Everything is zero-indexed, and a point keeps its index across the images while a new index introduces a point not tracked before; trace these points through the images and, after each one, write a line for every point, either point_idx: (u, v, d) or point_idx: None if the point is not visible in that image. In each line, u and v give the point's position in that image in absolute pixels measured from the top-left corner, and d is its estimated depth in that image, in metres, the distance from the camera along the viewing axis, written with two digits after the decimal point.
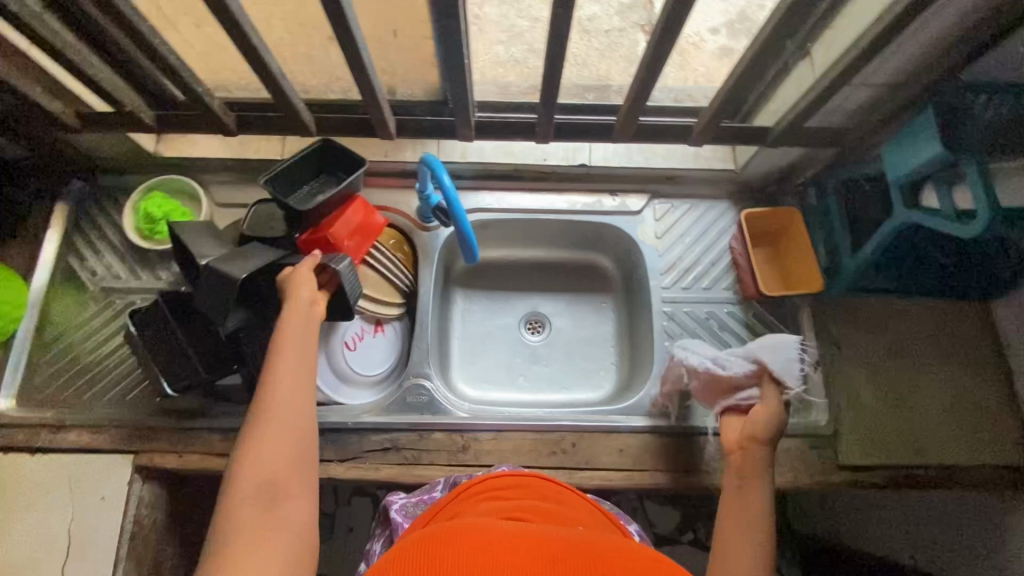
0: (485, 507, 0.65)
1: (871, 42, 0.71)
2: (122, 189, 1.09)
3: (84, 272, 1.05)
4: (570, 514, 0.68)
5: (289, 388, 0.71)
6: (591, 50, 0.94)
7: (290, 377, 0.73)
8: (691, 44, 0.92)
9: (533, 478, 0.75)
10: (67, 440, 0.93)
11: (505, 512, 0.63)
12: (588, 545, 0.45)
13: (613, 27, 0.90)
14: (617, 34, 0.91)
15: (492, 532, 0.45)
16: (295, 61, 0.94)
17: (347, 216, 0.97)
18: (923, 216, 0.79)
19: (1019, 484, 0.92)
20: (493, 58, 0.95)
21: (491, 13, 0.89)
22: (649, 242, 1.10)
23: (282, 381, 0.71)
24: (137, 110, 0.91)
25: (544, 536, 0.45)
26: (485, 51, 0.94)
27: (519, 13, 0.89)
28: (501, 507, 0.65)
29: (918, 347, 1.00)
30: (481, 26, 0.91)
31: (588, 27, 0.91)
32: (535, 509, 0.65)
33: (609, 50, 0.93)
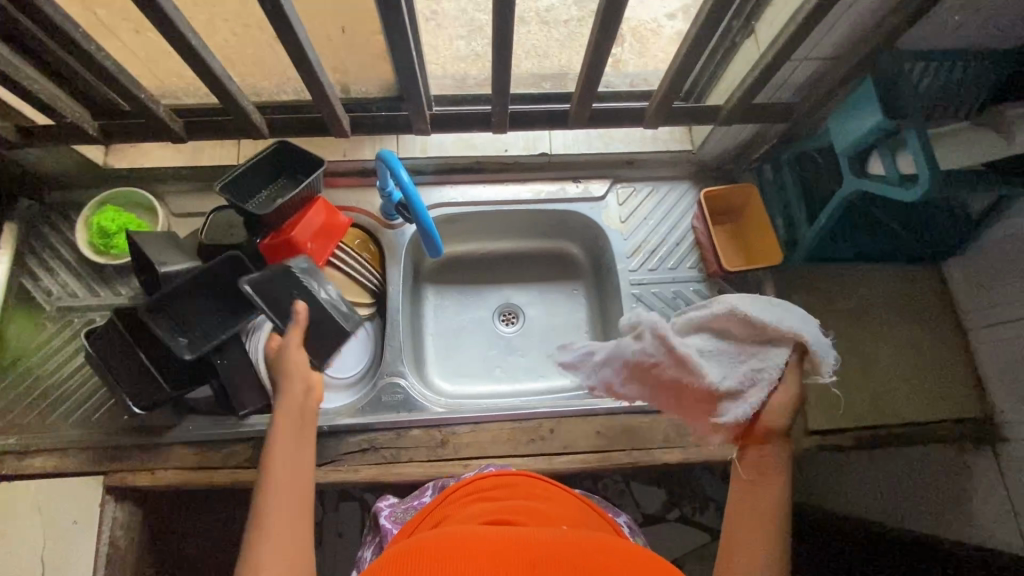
0: (474, 510, 0.66)
1: (806, 16, 0.73)
2: (73, 204, 1.06)
3: (38, 293, 1.02)
4: (560, 509, 0.69)
5: (289, 478, 0.69)
6: (550, 40, 0.95)
7: (288, 468, 0.70)
8: (649, 31, 0.94)
9: (520, 475, 0.75)
10: (33, 465, 0.92)
11: (493, 515, 0.63)
12: (573, 545, 0.46)
13: (572, 17, 0.91)
14: (576, 24, 0.92)
15: (482, 541, 0.46)
16: (243, 63, 0.92)
17: (309, 217, 0.97)
18: (870, 183, 0.82)
19: (979, 436, 0.96)
20: (454, 54, 0.96)
21: (449, 8, 0.90)
22: (613, 226, 1.11)
23: (284, 481, 0.68)
24: (79, 120, 0.88)
25: (531, 539, 0.47)
26: (446, 46, 0.95)
27: (478, 7, 0.90)
28: (487, 510, 0.65)
29: (877, 312, 1.04)
30: (439, 21, 0.91)
31: (546, 18, 0.92)
32: (523, 509, 0.66)
33: (570, 41, 0.94)
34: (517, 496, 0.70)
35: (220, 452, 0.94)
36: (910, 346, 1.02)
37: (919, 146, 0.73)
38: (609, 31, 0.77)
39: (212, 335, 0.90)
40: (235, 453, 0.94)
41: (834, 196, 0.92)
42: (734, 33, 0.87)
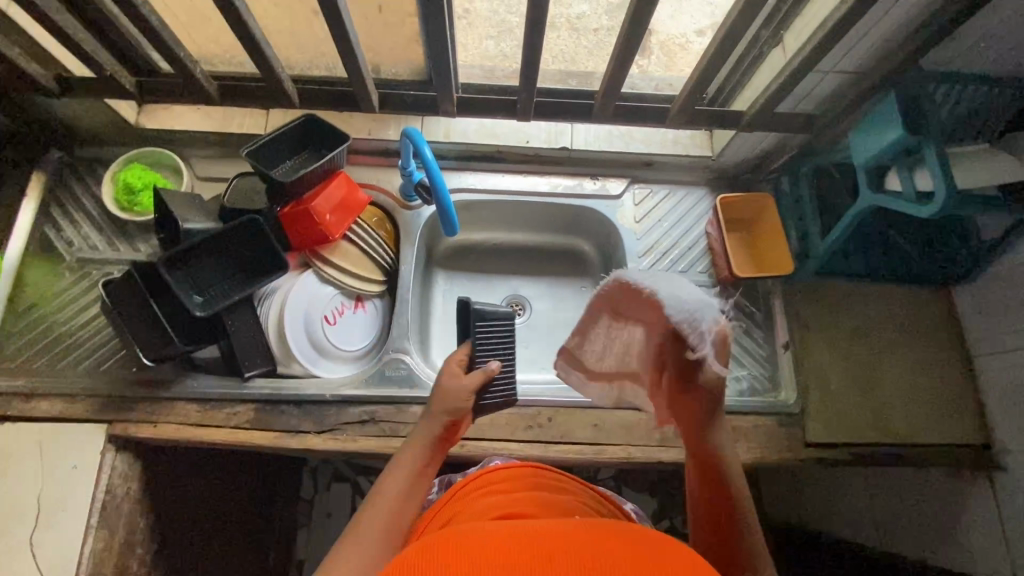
0: (483, 504, 0.67)
1: (831, 27, 0.74)
2: (101, 160, 1.09)
3: (60, 243, 1.04)
4: (568, 500, 0.70)
5: (397, 503, 0.69)
6: (577, 47, 1.04)
7: (404, 491, 0.70)
8: (677, 45, 1.02)
9: (529, 466, 0.78)
10: (38, 408, 0.93)
11: (501, 506, 0.65)
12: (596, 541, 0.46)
13: (602, 26, 1.02)
14: (606, 33, 1.02)
15: (500, 544, 0.46)
16: (280, 34, 0.95)
17: (329, 190, 0.97)
18: (889, 199, 0.82)
19: (980, 461, 0.96)
20: (483, 52, 1.03)
21: (482, 8, 1.02)
22: (627, 225, 1.12)
23: (394, 501, 0.69)
24: (118, 74, 0.90)
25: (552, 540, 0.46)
26: (474, 44, 1.03)
27: (510, 10, 1.01)
28: (497, 502, 0.67)
29: (885, 331, 1.04)
30: (471, 19, 1.02)
31: (576, 25, 1.02)
32: (530, 500, 0.67)
33: (598, 49, 1.03)
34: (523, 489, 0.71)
35: (223, 411, 0.95)
36: (915, 367, 1.02)
37: (939, 163, 0.74)
38: (640, 27, 0.77)
39: (231, 294, 0.93)
40: (237, 413, 0.95)
41: (849, 211, 0.92)
42: (763, 41, 0.89)
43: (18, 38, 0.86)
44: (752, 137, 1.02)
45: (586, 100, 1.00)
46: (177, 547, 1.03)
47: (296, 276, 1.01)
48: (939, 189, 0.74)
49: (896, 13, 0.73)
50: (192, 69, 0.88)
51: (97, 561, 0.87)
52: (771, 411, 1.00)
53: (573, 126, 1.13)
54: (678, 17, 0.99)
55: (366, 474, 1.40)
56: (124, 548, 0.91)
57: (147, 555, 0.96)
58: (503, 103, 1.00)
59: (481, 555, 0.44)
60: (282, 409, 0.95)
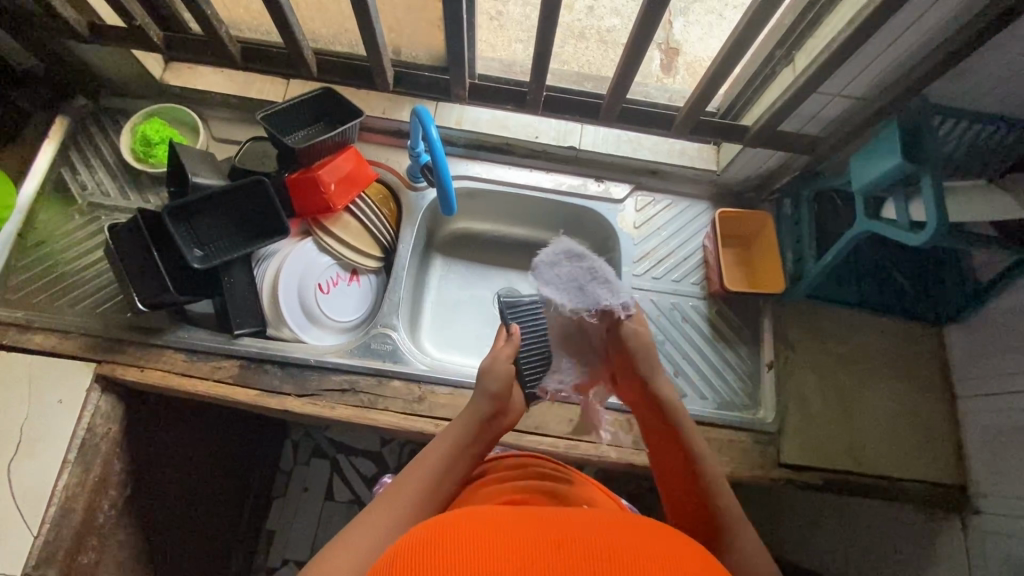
0: (490, 494, 0.71)
1: (836, 48, 0.75)
2: (123, 111, 1.12)
3: (74, 185, 1.07)
4: (572, 490, 0.73)
5: (438, 473, 0.72)
6: (604, 59, 1.10)
7: (445, 464, 0.73)
8: (698, 64, 1.08)
9: (533, 459, 0.82)
10: (33, 341, 0.96)
11: (508, 495, 0.69)
12: (598, 524, 0.48)
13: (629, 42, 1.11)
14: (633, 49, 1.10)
15: (503, 520, 0.48)
16: (308, 6, 0.98)
17: (338, 162, 1.00)
18: (882, 225, 0.83)
19: (951, 501, 0.95)
20: (510, 53, 1.10)
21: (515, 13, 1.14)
22: (626, 229, 1.13)
23: (432, 469, 0.72)
24: (148, 27, 0.93)
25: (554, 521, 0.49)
26: (506, 45, 1.10)
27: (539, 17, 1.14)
28: (504, 489, 0.71)
29: (871, 361, 1.04)
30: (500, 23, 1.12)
31: (607, 38, 1.12)
32: (539, 489, 0.70)
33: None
34: (525, 479, 0.74)
35: (209, 364, 0.97)
36: (897, 400, 1.01)
37: (932, 193, 0.75)
38: (648, 34, 0.79)
39: (230, 251, 0.96)
40: (222, 368, 0.97)
41: (844, 235, 0.93)
42: (775, 60, 0.90)
43: None
44: (757, 154, 1.03)
45: (597, 100, 1.01)
46: (150, 497, 1.05)
47: (295, 242, 1.03)
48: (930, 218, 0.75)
49: (904, 41, 0.74)
50: (219, 31, 0.91)
51: (67, 496, 0.88)
52: (748, 428, 1.00)
53: (582, 127, 1.16)
54: (707, 42, 1.09)
55: (345, 453, 1.41)
56: (97, 487, 0.93)
57: (119, 498, 0.98)
58: (515, 95, 1.02)
59: (489, 524, 0.47)
60: (266, 368, 0.97)
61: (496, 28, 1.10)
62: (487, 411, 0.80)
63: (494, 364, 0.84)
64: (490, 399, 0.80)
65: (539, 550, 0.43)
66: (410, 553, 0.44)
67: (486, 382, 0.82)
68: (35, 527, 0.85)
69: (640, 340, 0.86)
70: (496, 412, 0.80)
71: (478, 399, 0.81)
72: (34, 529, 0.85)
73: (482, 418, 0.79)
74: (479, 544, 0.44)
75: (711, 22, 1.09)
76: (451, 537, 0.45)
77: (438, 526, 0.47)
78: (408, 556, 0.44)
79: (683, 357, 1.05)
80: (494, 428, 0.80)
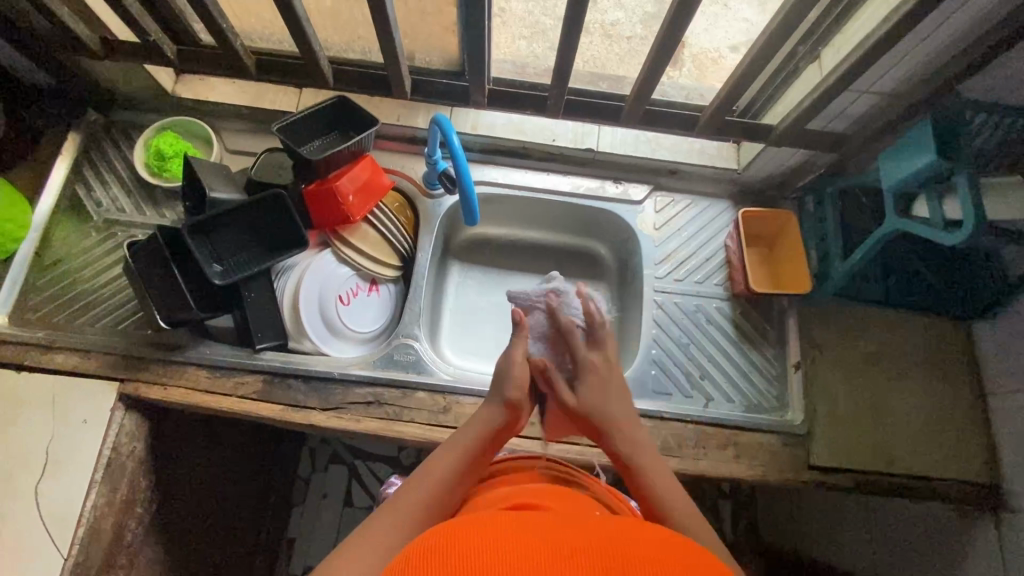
0: (496, 496, 0.69)
1: (869, 46, 0.73)
2: (136, 125, 1.11)
3: (89, 203, 1.06)
4: (580, 492, 0.72)
5: (446, 482, 0.71)
6: (609, 54, 1.08)
7: (453, 471, 0.72)
8: (711, 59, 1.06)
9: (530, 458, 0.84)
10: (54, 361, 0.95)
11: (520, 497, 0.67)
12: (611, 537, 0.46)
13: (635, 35, 1.03)
14: (639, 41, 1.04)
15: (514, 526, 0.46)
16: (320, 14, 0.97)
17: (354, 172, 0.98)
18: (914, 224, 0.81)
19: (985, 500, 0.94)
20: (515, 51, 1.03)
21: (517, 8, 0.99)
22: (646, 231, 1.11)
23: (443, 478, 0.71)
24: (161, 41, 0.92)
25: (567, 531, 0.46)
26: (507, 44, 1.02)
27: (543, 11, 0.99)
28: (508, 493, 0.69)
29: (899, 358, 1.02)
30: (504, 18, 1.00)
31: (610, 32, 1.05)
32: (545, 490, 0.69)
33: (629, 56, 1.07)
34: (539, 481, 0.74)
35: (231, 380, 0.96)
36: (926, 398, 1.00)
37: (969, 192, 0.74)
38: (675, 36, 0.77)
39: (249, 266, 0.94)
40: (245, 383, 0.96)
41: (872, 234, 0.91)
42: (799, 57, 0.88)
43: None
44: (780, 152, 1.02)
45: (616, 102, 0.99)
46: (175, 513, 1.04)
47: (314, 254, 1.02)
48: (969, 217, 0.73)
49: (937, 39, 0.72)
50: (234, 43, 0.90)
51: (96, 516, 0.88)
52: (778, 431, 0.99)
53: (599, 128, 1.14)
54: (713, 32, 1.02)
55: (362, 459, 1.41)
56: (125, 505, 0.92)
57: (146, 514, 0.97)
58: (533, 99, 1.00)
59: (500, 530, 0.45)
60: (290, 383, 0.96)
61: (495, 25, 1.00)
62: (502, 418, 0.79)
63: (508, 368, 0.82)
64: (505, 409, 0.80)
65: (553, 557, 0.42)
66: (419, 560, 0.43)
67: (498, 390, 0.81)
68: (65, 549, 0.85)
69: (597, 373, 0.85)
70: (509, 423, 0.79)
71: (491, 407, 0.80)
72: (64, 550, 0.85)
73: (497, 425, 0.78)
74: (488, 549, 0.43)
75: (717, 12, 0.98)
76: (461, 546, 0.43)
77: (447, 533, 0.45)
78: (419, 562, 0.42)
79: (708, 360, 1.04)
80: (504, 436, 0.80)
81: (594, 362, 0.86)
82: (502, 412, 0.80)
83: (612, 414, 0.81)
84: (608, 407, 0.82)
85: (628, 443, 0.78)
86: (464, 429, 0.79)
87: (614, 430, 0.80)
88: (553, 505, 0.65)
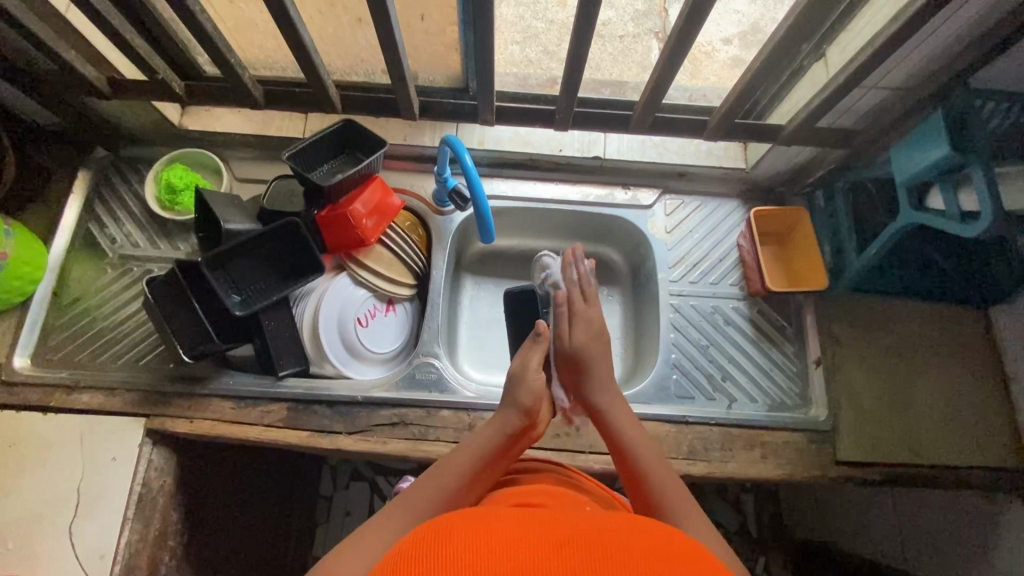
0: (501, 494, 0.71)
1: (880, 46, 0.73)
2: (144, 159, 1.12)
3: (103, 240, 1.07)
4: (577, 492, 0.72)
5: (455, 488, 0.71)
6: (603, 53, 1.13)
7: (463, 477, 0.72)
8: (705, 53, 1.11)
9: (542, 464, 0.83)
10: (80, 401, 0.96)
11: (519, 498, 0.68)
12: (604, 530, 0.47)
13: (627, 33, 1.16)
14: (631, 39, 1.15)
15: (512, 519, 0.49)
16: (323, 40, 0.97)
17: (366, 195, 0.98)
18: (928, 217, 0.81)
19: (1015, 486, 0.94)
20: (508, 57, 1.12)
21: (508, 13, 1.16)
22: (658, 235, 1.11)
23: (452, 478, 0.72)
24: (168, 78, 0.93)
25: (564, 523, 0.48)
26: (502, 49, 1.12)
27: (535, 15, 1.15)
28: (509, 493, 0.70)
29: (919, 349, 1.02)
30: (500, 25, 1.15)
31: (603, 32, 1.16)
32: (548, 491, 0.70)
33: (622, 55, 1.13)
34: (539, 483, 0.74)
35: (257, 410, 0.97)
36: (948, 385, 1.00)
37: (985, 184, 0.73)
38: (685, 43, 0.77)
39: (268, 294, 0.95)
40: (271, 412, 0.97)
41: (887, 227, 0.91)
42: (804, 55, 0.89)
43: (74, 38, 0.89)
44: (788, 150, 1.03)
45: (624, 110, 1.00)
46: (206, 542, 1.05)
47: (330, 278, 1.02)
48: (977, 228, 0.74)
49: (946, 31, 0.72)
50: (241, 76, 0.90)
51: (131, 553, 0.88)
52: (803, 428, 0.99)
53: (605, 135, 1.14)
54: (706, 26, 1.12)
55: (384, 474, 1.41)
56: (158, 540, 0.93)
57: (178, 547, 0.97)
58: (541, 112, 1.01)
59: (500, 522, 0.48)
60: (314, 409, 0.97)
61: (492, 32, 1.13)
62: (519, 422, 0.79)
63: (524, 374, 0.84)
64: (520, 414, 0.80)
65: (542, 541, 0.44)
66: (421, 539, 0.47)
67: (522, 392, 0.81)
68: None
69: (594, 328, 0.90)
70: (525, 427, 0.79)
71: (509, 411, 0.81)
72: None
73: (512, 430, 0.78)
74: (485, 532, 0.46)
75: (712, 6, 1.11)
76: (461, 531, 0.46)
77: (450, 521, 0.49)
78: (421, 542, 0.46)
79: (728, 360, 1.05)
80: (519, 442, 0.80)
81: (593, 315, 0.91)
82: (520, 416, 0.80)
83: (600, 366, 0.87)
84: (598, 355, 0.88)
85: (606, 391, 0.85)
86: (480, 432, 0.79)
87: (599, 380, 0.86)
88: (554, 503, 0.66)
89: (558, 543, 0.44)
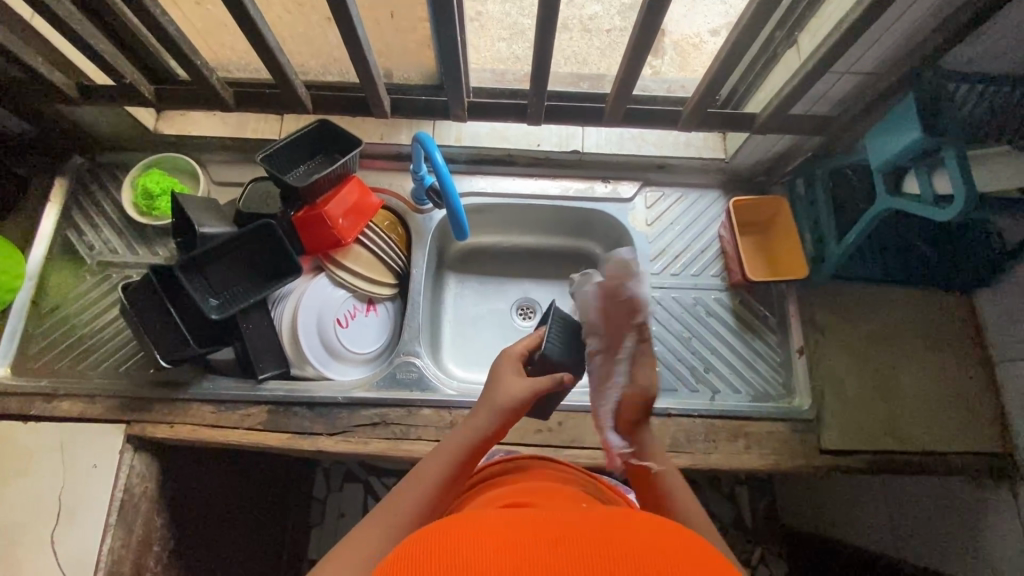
0: (485, 495, 0.69)
1: (846, 31, 0.73)
2: (121, 165, 1.12)
3: (81, 247, 1.06)
4: (572, 489, 0.71)
5: (439, 487, 0.68)
6: (590, 48, 1.09)
7: (443, 480, 0.68)
8: (691, 44, 1.04)
9: (536, 466, 0.77)
10: (59, 408, 0.96)
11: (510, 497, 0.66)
12: (601, 526, 0.45)
13: (613, 26, 1.07)
14: (617, 33, 1.08)
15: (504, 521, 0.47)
16: (293, 40, 0.96)
17: (342, 195, 0.98)
18: (905, 202, 0.81)
19: (999, 469, 0.93)
20: (494, 54, 1.06)
21: (493, 10, 1.04)
22: (639, 228, 1.11)
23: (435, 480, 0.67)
24: (137, 82, 0.92)
25: (557, 521, 0.47)
26: (488, 47, 1.05)
27: (521, 11, 1.04)
28: (495, 496, 0.68)
29: (901, 334, 1.02)
30: (482, 22, 1.05)
31: (589, 27, 1.08)
32: (536, 489, 0.68)
33: (609, 49, 1.09)
34: (533, 480, 0.72)
35: (237, 413, 0.97)
36: (932, 370, 0.99)
37: (957, 167, 0.72)
38: (651, 32, 0.76)
39: (244, 298, 0.94)
40: (251, 415, 0.97)
41: (865, 214, 0.90)
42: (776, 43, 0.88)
43: (40, 44, 0.89)
44: (765, 139, 1.02)
45: (598, 103, 0.99)
46: (194, 547, 1.04)
47: (308, 280, 1.02)
48: (946, 216, 0.75)
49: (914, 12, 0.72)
50: (210, 78, 0.90)
51: (115, 559, 0.87)
52: (787, 418, 0.98)
53: (583, 129, 1.13)
54: (691, 17, 1.01)
55: (376, 474, 1.41)
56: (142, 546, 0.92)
57: (164, 552, 0.97)
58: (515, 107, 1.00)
59: (489, 525, 0.46)
60: (295, 411, 0.97)
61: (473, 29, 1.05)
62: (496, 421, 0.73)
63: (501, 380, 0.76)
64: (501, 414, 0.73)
65: (534, 541, 0.43)
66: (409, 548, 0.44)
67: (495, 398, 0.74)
68: None
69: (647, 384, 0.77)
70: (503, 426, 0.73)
71: (482, 415, 0.74)
72: None
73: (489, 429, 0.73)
74: (475, 533, 0.44)
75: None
76: (449, 536, 0.44)
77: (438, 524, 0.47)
78: (411, 549, 0.44)
79: (711, 351, 1.04)
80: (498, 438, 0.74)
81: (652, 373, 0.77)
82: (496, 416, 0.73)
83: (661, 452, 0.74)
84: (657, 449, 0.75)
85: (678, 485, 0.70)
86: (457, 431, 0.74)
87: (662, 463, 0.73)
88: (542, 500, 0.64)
89: (553, 544, 0.42)
